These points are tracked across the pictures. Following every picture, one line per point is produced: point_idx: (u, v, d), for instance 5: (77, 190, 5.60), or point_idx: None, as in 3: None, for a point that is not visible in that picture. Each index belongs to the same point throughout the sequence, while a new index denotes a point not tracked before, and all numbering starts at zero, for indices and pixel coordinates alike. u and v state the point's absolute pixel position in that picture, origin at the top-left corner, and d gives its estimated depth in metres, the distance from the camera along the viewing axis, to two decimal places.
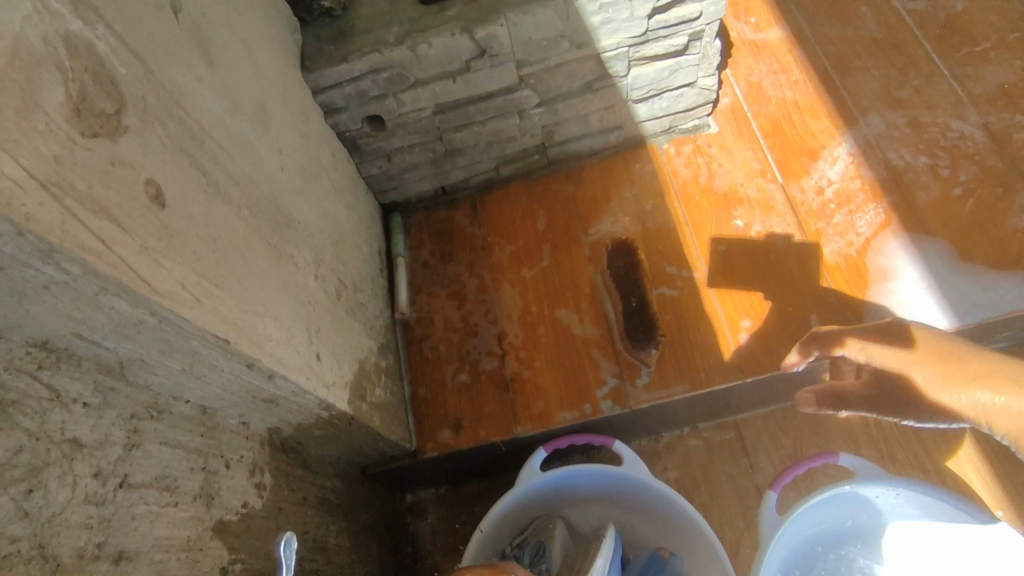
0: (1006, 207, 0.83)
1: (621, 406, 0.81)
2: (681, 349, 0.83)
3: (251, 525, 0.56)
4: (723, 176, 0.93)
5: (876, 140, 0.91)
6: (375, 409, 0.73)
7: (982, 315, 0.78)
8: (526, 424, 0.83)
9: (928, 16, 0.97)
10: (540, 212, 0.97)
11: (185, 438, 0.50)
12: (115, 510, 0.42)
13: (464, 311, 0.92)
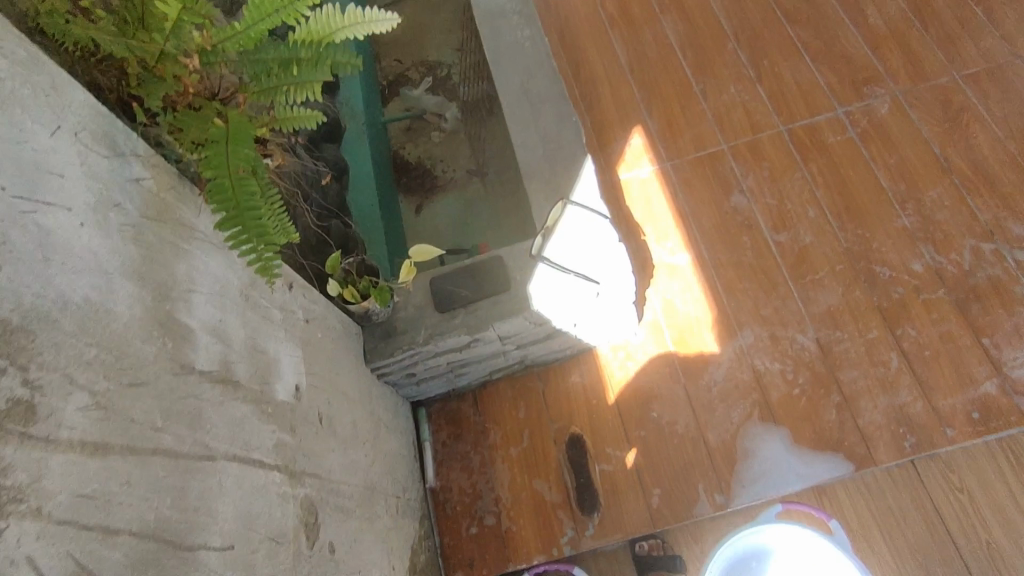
0: (826, 405, 1.32)
1: (575, 548, 1.28)
2: (614, 510, 1.30)
3: None
4: (645, 379, 1.41)
5: (747, 350, 1.40)
6: (421, 568, 1.20)
7: (802, 484, 1.26)
8: (517, 561, 1.30)
9: (787, 248, 1.47)
10: (521, 404, 1.44)
11: None
12: None
13: (472, 479, 1.39)
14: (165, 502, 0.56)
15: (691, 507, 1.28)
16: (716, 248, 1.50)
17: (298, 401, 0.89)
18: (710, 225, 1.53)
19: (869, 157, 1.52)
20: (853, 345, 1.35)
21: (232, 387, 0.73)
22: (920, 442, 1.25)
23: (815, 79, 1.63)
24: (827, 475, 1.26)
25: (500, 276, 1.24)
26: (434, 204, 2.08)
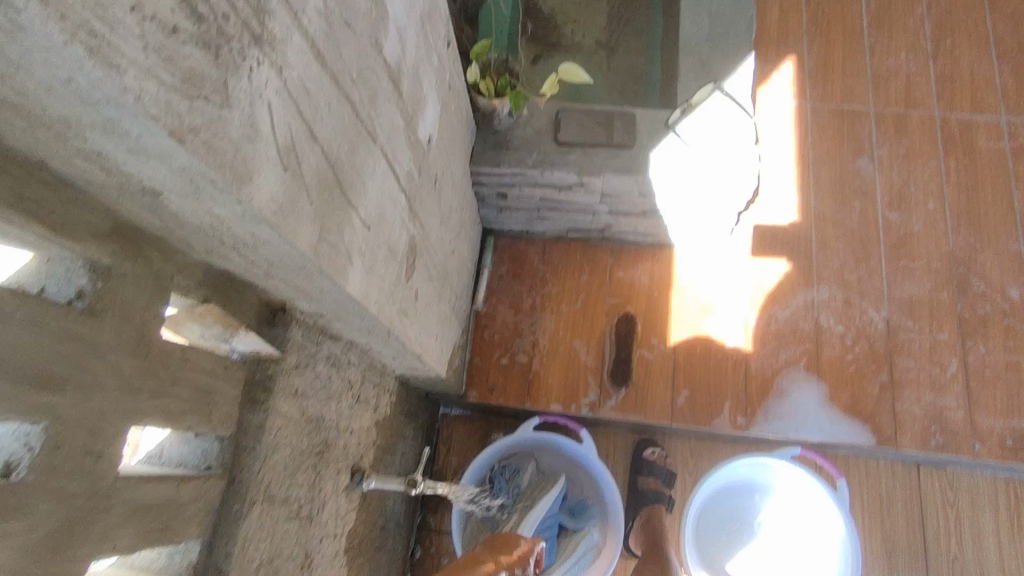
0: (871, 379, 1.34)
1: (594, 411, 1.34)
2: (643, 393, 1.34)
3: (382, 420, 1.08)
4: (709, 293, 1.41)
5: (817, 303, 1.40)
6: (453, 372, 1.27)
7: (824, 437, 1.31)
8: (535, 402, 1.35)
9: (894, 227, 1.45)
10: (585, 269, 1.44)
11: (374, 376, 1.01)
12: (352, 408, 0.94)
13: (517, 318, 1.41)
14: (341, 140, 0.56)
15: (711, 417, 1.33)
16: (824, 202, 1.47)
17: (427, 152, 0.88)
18: (829, 180, 1.49)
19: (1013, 176, 1.49)
20: (919, 339, 1.36)
21: (398, 95, 0.72)
22: (946, 444, 1.29)
23: (992, 79, 1.59)
24: (848, 438, 1.30)
25: (630, 133, 1.21)
26: (551, 61, 2.00)
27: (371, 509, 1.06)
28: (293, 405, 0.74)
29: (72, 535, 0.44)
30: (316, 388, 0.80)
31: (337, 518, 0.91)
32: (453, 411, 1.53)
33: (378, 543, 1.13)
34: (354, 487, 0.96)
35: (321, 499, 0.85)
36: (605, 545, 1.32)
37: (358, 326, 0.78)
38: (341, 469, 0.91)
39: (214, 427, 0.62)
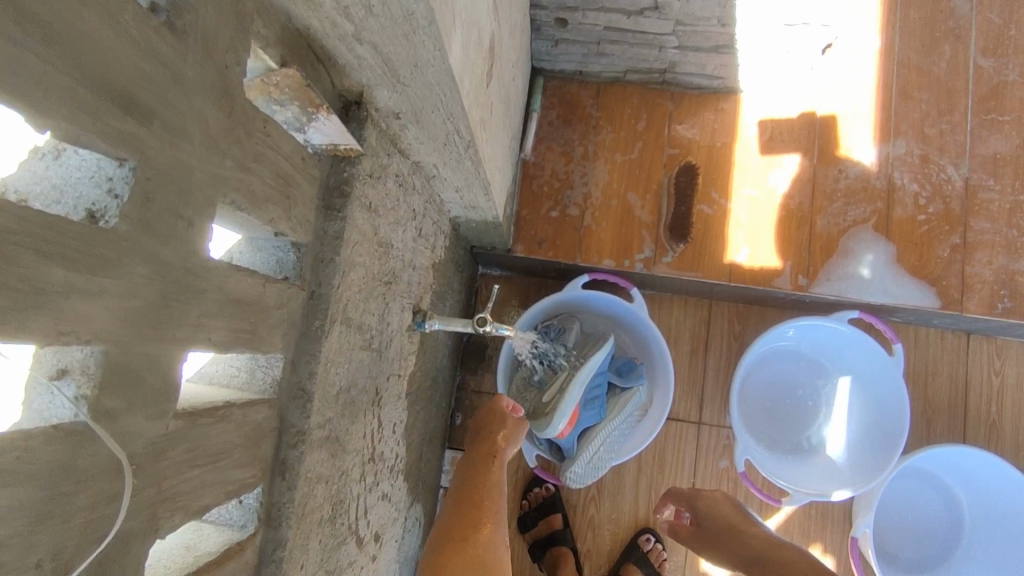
0: (942, 241, 1.26)
1: (648, 268, 1.27)
2: (700, 251, 1.27)
3: (439, 266, 1.00)
4: (775, 145, 1.30)
5: (892, 159, 1.29)
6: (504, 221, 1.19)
7: (886, 299, 1.25)
8: (586, 258, 1.29)
9: (986, 75, 1.30)
10: (642, 116, 1.32)
11: (434, 213, 0.92)
12: (418, 243, 0.85)
13: (568, 169, 1.31)
14: None
15: (770, 277, 1.26)
16: (911, 45, 1.32)
17: None
18: (919, 20, 1.33)
19: None
20: (998, 199, 1.27)
21: None
22: (1013, 309, 1.24)
23: None
24: (911, 302, 1.25)
25: None
26: None
27: (429, 356, 1.01)
28: (369, 220, 0.65)
29: (173, 310, 0.37)
30: (389, 207, 0.71)
31: (404, 358, 0.86)
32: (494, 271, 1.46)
33: (432, 392, 1.10)
34: (414, 329, 0.88)
35: (392, 336, 0.79)
36: (652, 401, 1.31)
37: (434, 134, 0.68)
38: (407, 306, 0.84)
39: (293, 230, 0.54)
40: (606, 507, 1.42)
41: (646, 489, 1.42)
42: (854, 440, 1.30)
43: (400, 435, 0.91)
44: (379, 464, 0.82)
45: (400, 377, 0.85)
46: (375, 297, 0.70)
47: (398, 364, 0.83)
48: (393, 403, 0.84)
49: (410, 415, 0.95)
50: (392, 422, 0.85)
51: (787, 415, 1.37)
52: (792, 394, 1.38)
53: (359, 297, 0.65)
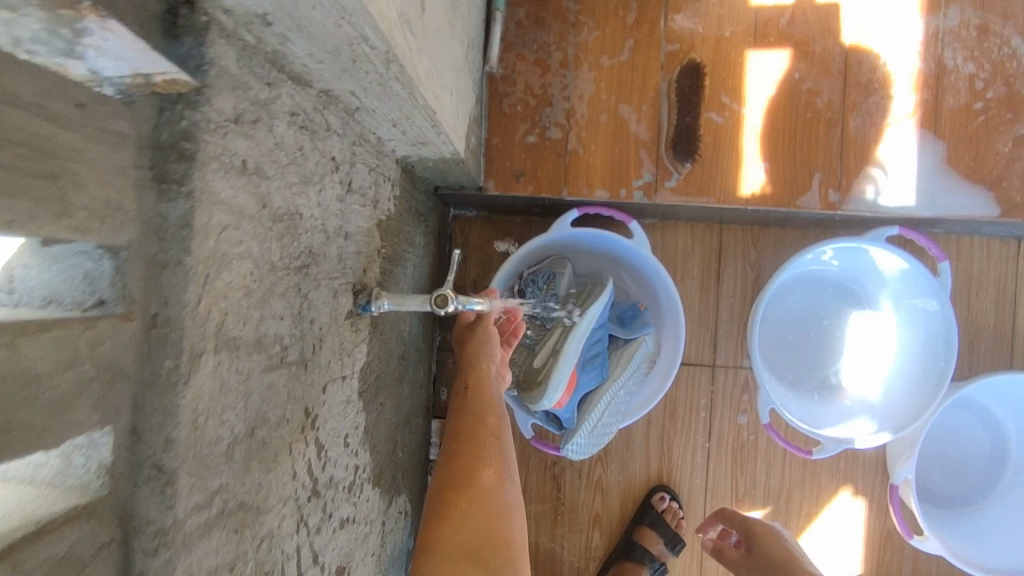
0: (1001, 134, 1.05)
1: (648, 196, 1.05)
2: (711, 171, 1.05)
3: (389, 222, 0.79)
4: (799, 29, 1.05)
5: (942, 35, 1.04)
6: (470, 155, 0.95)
7: (932, 211, 1.05)
8: (573, 190, 1.06)
9: None
10: (632, 4, 1.05)
11: (370, 157, 0.69)
12: (349, 202, 0.64)
13: (544, 81, 1.05)
14: None
15: (795, 195, 1.05)
16: None
17: None
18: None
19: None
20: None
21: None
22: None
23: None
24: (962, 211, 1.05)
25: None
26: None
27: (387, 333, 0.82)
28: (252, 187, 0.43)
29: None
30: (289, 163, 0.49)
31: (349, 353, 0.66)
32: (467, 212, 1.24)
33: (399, 372, 0.91)
34: (358, 314, 0.68)
35: (322, 334, 0.59)
36: (661, 351, 1.14)
37: (331, 44, 0.44)
38: (342, 286, 0.64)
39: (87, 228, 0.32)
40: (614, 464, 1.29)
41: (657, 441, 1.28)
42: (893, 375, 1.13)
43: (356, 443, 0.73)
44: (328, 490, 0.65)
45: (343, 379, 0.66)
46: (281, 292, 0.50)
47: (337, 365, 0.63)
48: (337, 414, 0.65)
49: (368, 413, 0.77)
50: (341, 436, 0.67)
51: (812, 351, 1.20)
52: (816, 327, 1.20)
53: (253, 302, 0.45)
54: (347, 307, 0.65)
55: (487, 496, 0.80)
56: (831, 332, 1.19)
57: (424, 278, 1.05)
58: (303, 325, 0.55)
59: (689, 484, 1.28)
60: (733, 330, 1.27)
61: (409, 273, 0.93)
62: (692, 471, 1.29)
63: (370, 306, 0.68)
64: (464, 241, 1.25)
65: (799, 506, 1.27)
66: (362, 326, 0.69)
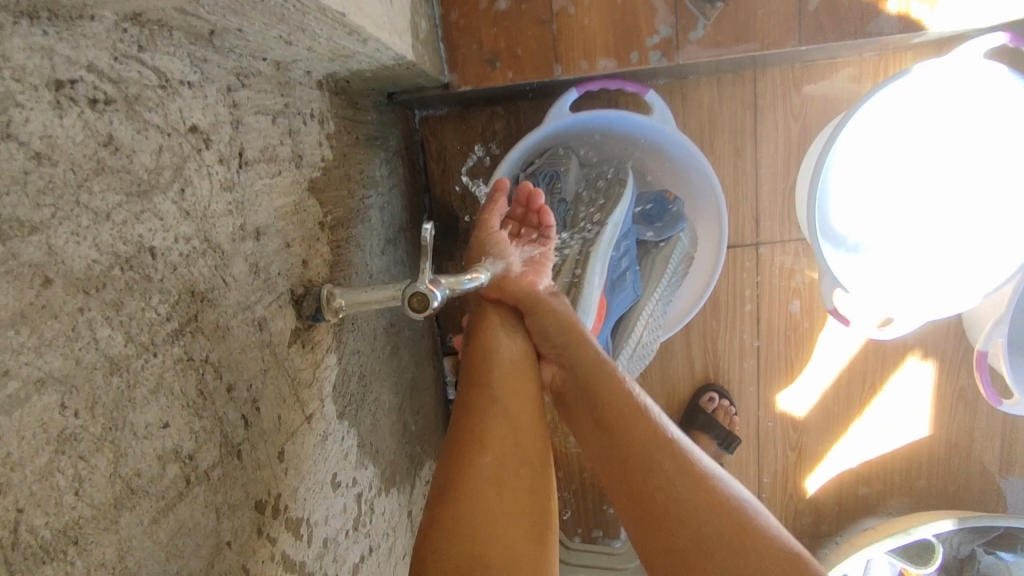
0: None
1: (668, 59, 0.79)
2: (748, 8, 0.78)
3: (327, 174, 0.57)
4: None
5: None
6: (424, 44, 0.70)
7: None
8: (568, 67, 0.80)
9: None
10: None
11: (271, 98, 0.46)
12: (250, 181, 0.42)
13: None
14: None
15: (864, 21, 0.77)
16: None
17: None
18: None
19: None
20: None
21: None
22: None
23: None
24: None
25: None
26: None
27: (361, 319, 0.62)
28: (1, 269, 0.23)
29: None
30: (93, 179, 0.27)
31: (308, 382, 0.48)
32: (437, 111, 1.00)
33: (391, 346, 0.74)
34: (308, 326, 0.49)
35: (255, 392, 0.40)
36: (698, 248, 0.93)
37: None
38: (271, 303, 0.44)
39: None
40: (654, 371, 1.15)
41: (699, 339, 1.13)
42: (970, 234, 0.87)
43: (352, 470, 0.57)
44: (324, 556, 0.50)
45: (310, 421, 0.48)
46: (150, 391, 0.31)
47: (294, 412, 0.46)
48: (314, 466, 0.48)
49: (360, 423, 0.61)
50: (326, 485, 0.51)
51: (868, 216, 0.90)
52: (873, 184, 0.89)
53: (84, 455, 0.26)
54: (287, 329, 0.45)
55: (495, 470, 0.53)
56: (891, 188, 0.89)
57: (397, 214, 0.84)
58: (215, 404, 0.36)
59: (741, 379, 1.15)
60: (778, 198, 1.05)
61: (376, 222, 0.72)
62: (743, 363, 1.14)
63: (322, 314, 0.48)
64: (440, 150, 1.01)
65: (865, 384, 1.14)
66: (320, 337, 0.51)
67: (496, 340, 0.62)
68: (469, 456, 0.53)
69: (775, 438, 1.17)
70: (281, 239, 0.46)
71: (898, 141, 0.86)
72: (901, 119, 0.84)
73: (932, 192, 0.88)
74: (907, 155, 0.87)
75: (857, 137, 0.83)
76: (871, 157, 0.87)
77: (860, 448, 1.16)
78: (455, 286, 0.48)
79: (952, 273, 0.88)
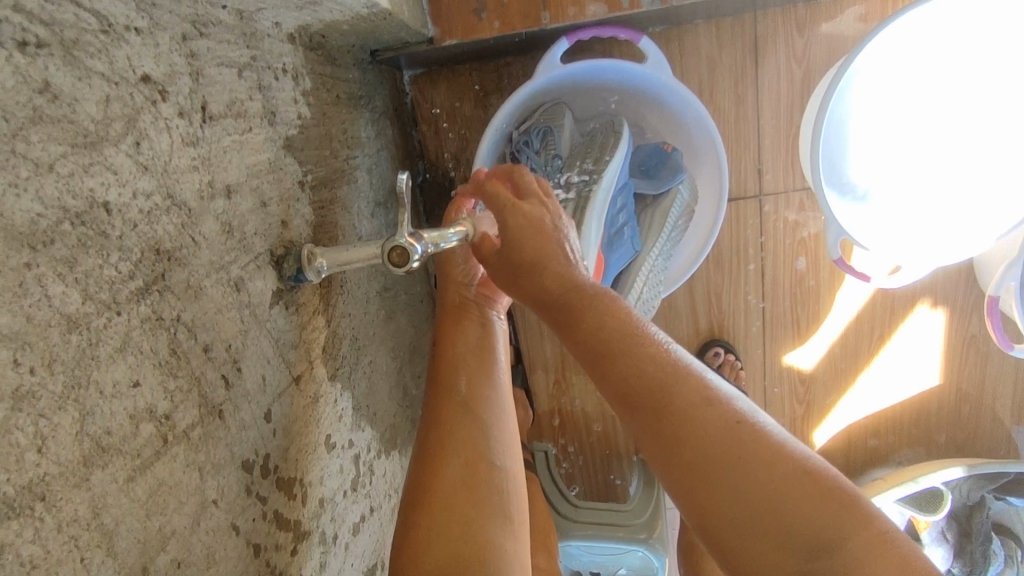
0: None
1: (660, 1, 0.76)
2: None
3: (305, 133, 0.55)
4: None
5: None
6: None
7: None
8: (555, 14, 0.77)
9: None
10: None
11: (232, 49, 0.44)
12: (214, 135, 0.41)
13: None
14: None
15: None
16: None
17: None
18: None
19: None
20: None
21: None
22: None
23: None
24: None
25: None
26: None
27: (351, 281, 0.61)
28: None
29: None
30: (30, 129, 0.27)
31: (295, 344, 0.48)
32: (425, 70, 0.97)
33: (386, 310, 0.73)
34: (290, 289, 0.48)
35: (236, 352, 0.40)
36: (699, 200, 0.91)
37: None
38: (249, 264, 0.43)
39: None
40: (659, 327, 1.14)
41: (703, 294, 1.12)
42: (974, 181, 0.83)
43: (349, 433, 0.57)
44: (324, 516, 0.50)
45: (301, 383, 0.48)
46: (117, 349, 0.30)
47: (282, 373, 0.45)
48: (308, 428, 0.48)
49: (355, 387, 0.60)
50: (321, 446, 0.51)
51: (878, 169, 0.83)
52: (882, 133, 0.81)
53: (44, 413, 0.26)
54: (269, 291, 0.45)
55: (467, 470, 0.52)
56: (900, 137, 0.82)
57: (388, 176, 0.82)
58: (191, 364, 0.35)
59: (747, 333, 1.13)
60: (781, 146, 1.02)
61: (365, 183, 0.72)
62: (751, 318, 1.12)
63: (304, 274, 0.47)
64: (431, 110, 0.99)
65: (875, 334, 1.12)
66: (306, 299, 0.50)
67: (461, 340, 0.60)
68: (437, 458, 0.53)
69: (786, 392, 1.16)
70: (255, 199, 0.45)
71: (910, 82, 0.78)
72: (914, 57, 0.76)
73: (942, 139, 0.82)
74: (917, 100, 0.80)
75: (884, 91, 0.78)
76: (883, 102, 0.79)
77: (870, 399, 1.15)
78: (439, 240, 0.47)
79: (956, 244, 0.84)
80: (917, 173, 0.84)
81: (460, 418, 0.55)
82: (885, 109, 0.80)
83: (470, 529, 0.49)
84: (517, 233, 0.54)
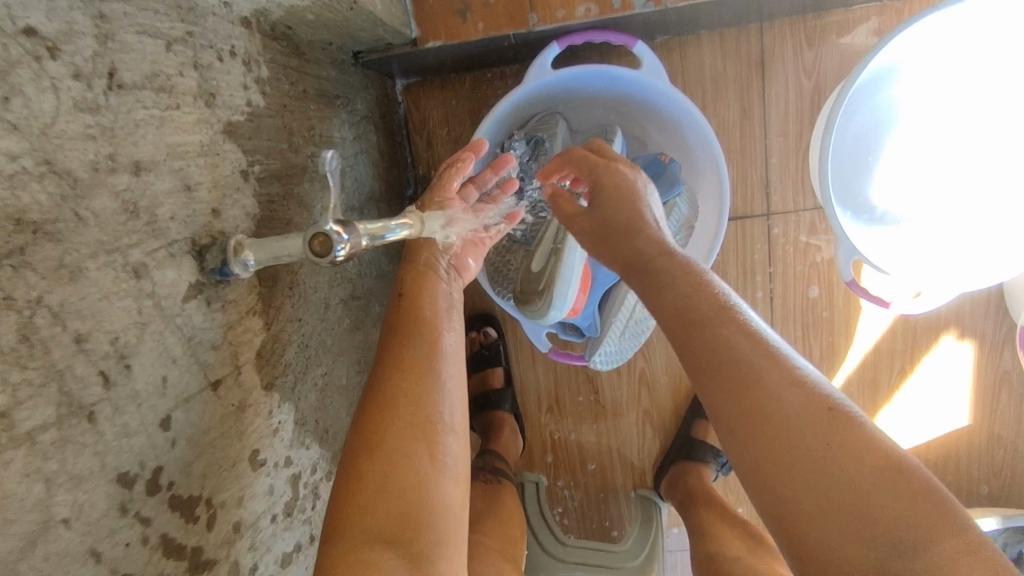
0: None
1: (655, 2, 0.72)
2: None
3: (257, 123, 0.51)
4: None
5: None
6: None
7: None
8: (545, 15, 0.73)
9: None
10: None
11: (164, 20, 0.41)
12: (123, 105, 0.37)
13: None
14: None
15: None
16: None
17: None
18: None
19: None
20: None
21: None
22: None
23: None
24: None
25: None
26: None
27: (306, 284, 0.57)
28: None
29: None
30: None
31: (212, 346, 0.43)
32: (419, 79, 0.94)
33: (352, 320, 0.68)
34: (216, 283, 0.43)
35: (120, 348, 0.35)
36: (699, 215, 0.86)
37: None
38: (157, 251, 0.38)
39: None
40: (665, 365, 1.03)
41: None
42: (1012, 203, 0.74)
43: (282, 452, 0.52)
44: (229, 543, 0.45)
45: (215, 390, 0.43)
46: None
47: (187, 377, 0.40)
48: (218, 441, 0.43)
49: (302, 398, 0.56)
50: (236, 463, 0.45)
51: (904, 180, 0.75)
52: (916, 140, 0.73)
53: None
54: (182, 284, 0.40)
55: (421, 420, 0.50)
56: (936, 146, 0.74)
57: (367, 182, 0.79)
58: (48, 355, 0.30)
59: None
60: (790, 165, 0.96)
61: (338, 187, 0.68)
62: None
63: (229, 267, 0.43)
64: (424, 121, 0.96)
65: (894, 368, 1.03)
66: (233, 298, 0.45)
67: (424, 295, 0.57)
68: (389, 408, 0.50)
69: None
70: (177, 184, 0.41)
71: (953, 84, 0.70)
72: (955, 55, 0.69)
73: (981, 152, 0.74)
74: (960, 105, 0.72)
75: (911, 79, 0.70)
76: (919, 105, 0.72)
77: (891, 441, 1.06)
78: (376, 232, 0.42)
79: (975, 260, 0.77)
80: (951, 188, 0.75)
81: (419, 367, 0.52)
82: (921, 112, 0.72)
83: (419, 476, 0.47)
84: (607, 199, 0.57)
